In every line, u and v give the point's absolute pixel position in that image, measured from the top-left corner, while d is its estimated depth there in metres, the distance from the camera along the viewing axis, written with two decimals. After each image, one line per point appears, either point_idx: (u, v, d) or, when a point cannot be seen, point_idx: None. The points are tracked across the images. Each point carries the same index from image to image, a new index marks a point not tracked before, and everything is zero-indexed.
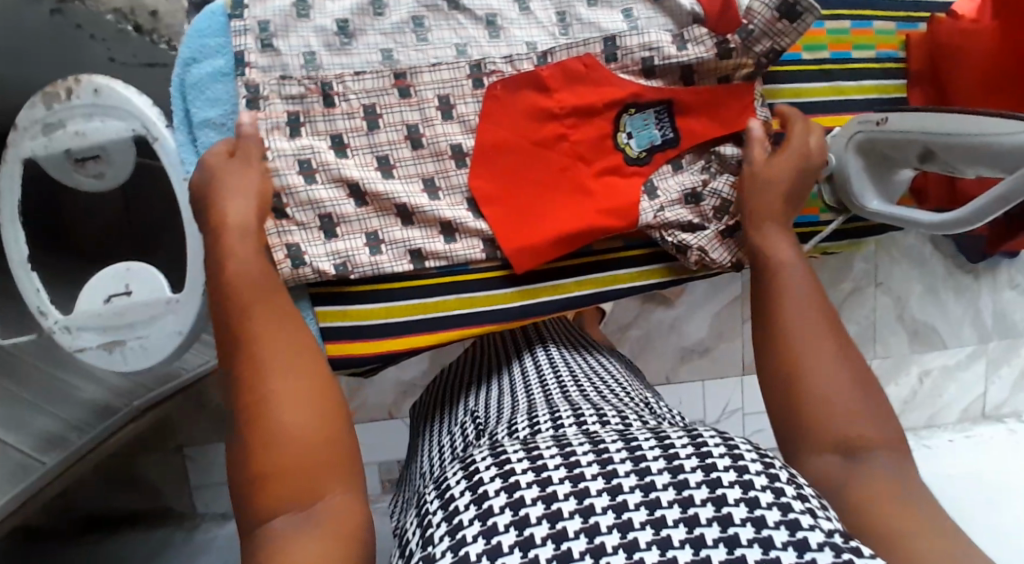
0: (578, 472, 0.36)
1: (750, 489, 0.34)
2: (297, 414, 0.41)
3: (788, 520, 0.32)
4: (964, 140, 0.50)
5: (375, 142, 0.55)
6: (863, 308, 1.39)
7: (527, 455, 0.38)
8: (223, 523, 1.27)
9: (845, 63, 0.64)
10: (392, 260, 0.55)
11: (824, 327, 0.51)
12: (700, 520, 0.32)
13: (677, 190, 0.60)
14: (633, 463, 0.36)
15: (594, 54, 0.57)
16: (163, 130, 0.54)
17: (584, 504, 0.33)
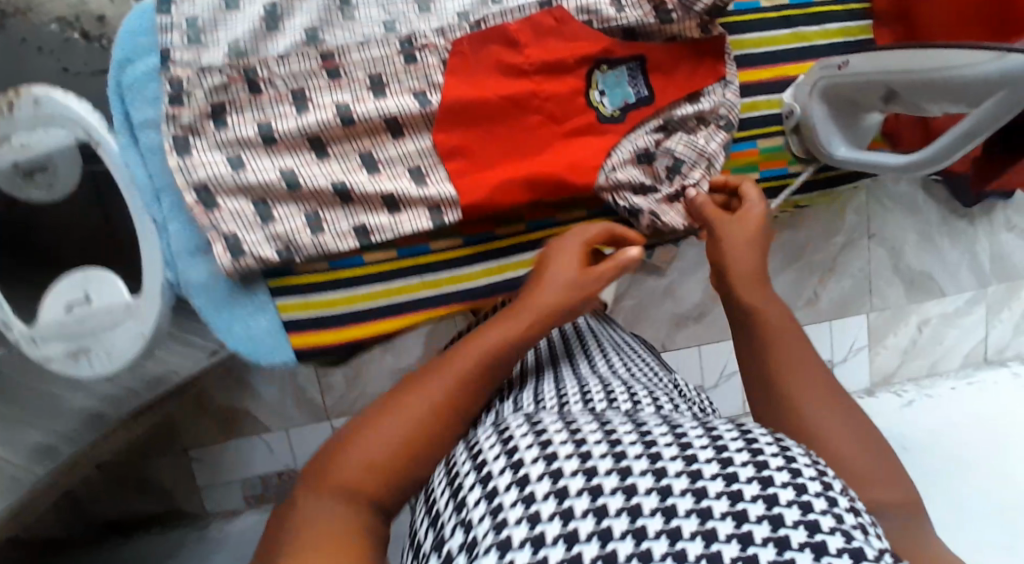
0: (623, 450, 0.33)
1: (807, 490, 0.30)
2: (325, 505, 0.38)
3: (853, 529, 0.28)
4: (923, 77, 0.48)
5: (303, 123, 0.53)
6: (857, 261, 1.37)
7: (562, 427, 0.36)
8: (233, 519, 1.30)
9: (807, 6, 0.62)
10: (336, 239, 0.54)
11: (830, 387, 0.45)
12: (748, 517, 0.28)
13: (629, 149, 0.58)
14: (647, 447, 0.33)
15: (565, 8, 0.56)
16: (106, 134, 0.52)
17: (629, 483, 0.30)
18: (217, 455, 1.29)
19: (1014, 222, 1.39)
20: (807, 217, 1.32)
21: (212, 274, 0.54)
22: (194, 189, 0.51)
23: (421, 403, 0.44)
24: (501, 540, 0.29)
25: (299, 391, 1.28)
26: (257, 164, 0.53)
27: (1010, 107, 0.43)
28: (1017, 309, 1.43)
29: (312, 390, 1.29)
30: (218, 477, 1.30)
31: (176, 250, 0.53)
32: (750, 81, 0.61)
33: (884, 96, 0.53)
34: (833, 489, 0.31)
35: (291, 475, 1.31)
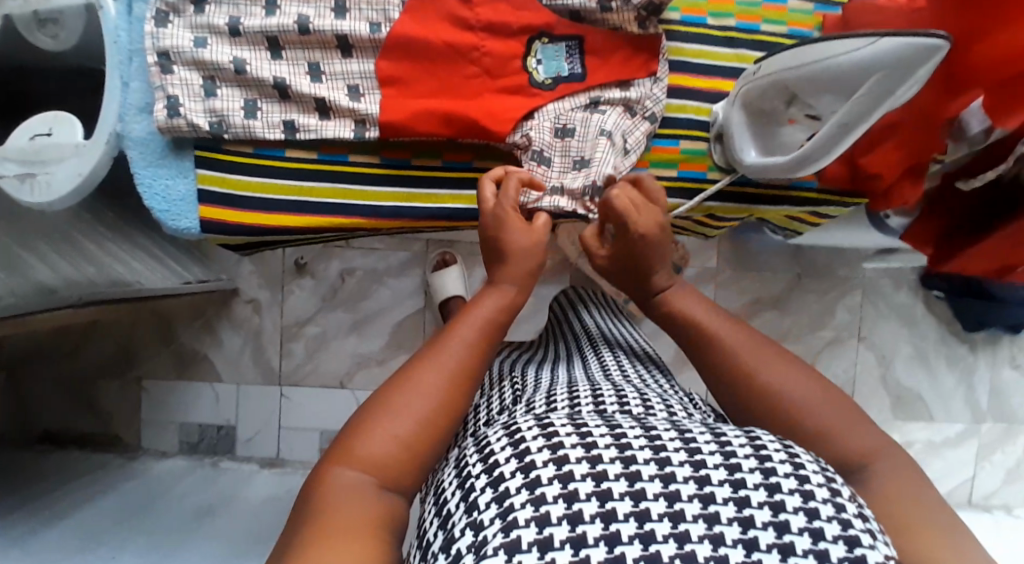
0: (595, 453, 0.40)
1: (740, 489, 0.38)
2: (349, 483, 0.43)
3: (777, 521, 0.36)
4: (807, 69, 0.50)
5: (265, 23, 0.58)
6: (842, 360, 1.32)
7: (543, 433, 0.42)
8: (160, 459, 1.29)
9: (753, 34, 0.67)
10: (265, 127, 0.60)
11: (769, 356, 0.51)
12: (684, 515, 0.36)
13: (549, 119, 0.63)
14: (657, 467, 0.39)
15: None
16: (108, 2, 0.58)
17: (601, 488, 0.38)
18: (168, 391, 1.32)
19: (1019, 359, 1.33)
20: (794, 302, 1.31)
21: (152, 131, 0.60)
22: (158, 54, 0.58)
23: (430, 380, 0.49)
24: (516, 553, 0.34)
25: (260, 349, 1.33)
26: (216, 48, 0.58)
27: (904, 81, 0.44)
28: (1011, 455, 1.33)
29: (272, 352, 1.33)
30: (162, 413, 1.32)
31: (132, 106, 0.60)
32: (682, 84, 0.65)
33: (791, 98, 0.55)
34: (770, 483, 0.38)
35: (228, 431, 1.33)
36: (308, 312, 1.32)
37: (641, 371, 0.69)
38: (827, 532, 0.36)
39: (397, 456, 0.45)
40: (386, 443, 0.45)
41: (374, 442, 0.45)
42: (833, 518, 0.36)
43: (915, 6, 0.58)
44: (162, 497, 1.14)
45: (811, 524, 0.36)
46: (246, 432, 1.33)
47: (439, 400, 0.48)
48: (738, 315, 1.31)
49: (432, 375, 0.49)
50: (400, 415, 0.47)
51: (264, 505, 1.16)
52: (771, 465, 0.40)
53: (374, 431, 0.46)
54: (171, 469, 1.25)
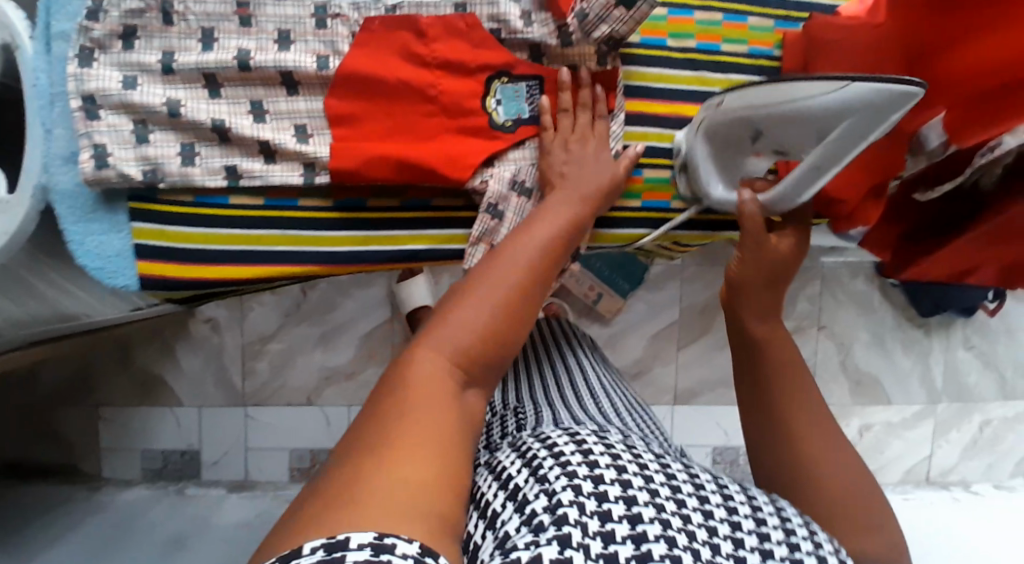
0: (626, 477, 0.46)
1: (727, 542, 0.44)
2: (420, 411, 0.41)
3: None
4: (779, 109, 0.50)
5: (202, 59, 0.54)
6: (805, 349, 1.34)
7: (562, 468, 0.46)
8: (124, 489, 1.25)
9: (713, 54, 0.65)
10: (204, 173, 0.55)
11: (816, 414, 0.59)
12: (691, 542, 0.43)
13: (508, 168, 0.61)
14: (659, 519, 0.43)
15: (477, 15, 0.58)
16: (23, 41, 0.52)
17: (605, 528, 0.41)
18: (128, 418, 1.28)
19: (972, 341, 1.38)
20: None
21: (79, 183, 0.54)
22: (82, 97, 0.52)
23: (484, 308, 0.48)
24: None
25: (221, 369, 1.28)
26: (148, 89, 0.54)
27: (877, 126, 0.45)
28: (965, 432, 1.39)
29: (234, 371, 1.29)
30: (122, 441, 1.28)
31: (55, 155, 0.54)
32: (641, 111, 0.64)
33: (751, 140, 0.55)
34: (767, 543, 0.46)
35: (193, 455, 1.29)
36: (270, 328, 1.28)
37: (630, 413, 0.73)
38: None
39: (476, 349, 0.47)
40: (475, 330, 0.47)
41: (467, 328, 0.47)
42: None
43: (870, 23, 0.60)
44: (128, 534, 1.10)
45: None
46: (212, 455, 1.29)
47: (523, 302, 0.50)
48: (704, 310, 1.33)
49: (523, 279, 0.51)
50: (491, 302, 0.48)
51: (236, 533, 1.13)
52: (772, 528, 0.48)
53: (470, 316, 0.47)
54: (133, 501, 1.21)
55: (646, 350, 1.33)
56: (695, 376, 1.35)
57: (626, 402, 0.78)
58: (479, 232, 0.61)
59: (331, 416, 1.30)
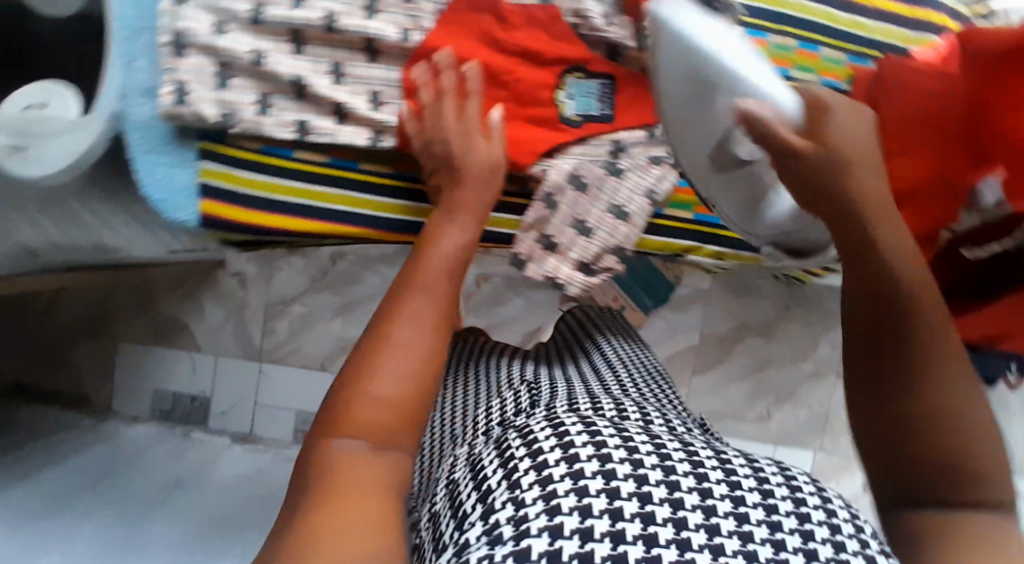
0: (606, 453, 0.42)
1: (745, 523, 0.38)
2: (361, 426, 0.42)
3: (774, 539, 0.38)
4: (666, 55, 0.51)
5: (292, 14, 0.55)
6: (819, 393, 1.34)
7: (558, 440, 0.44)
8: (131, 424, 1.27)
9: (785, 79, 0.64)
10: (275, 125, 0.57)
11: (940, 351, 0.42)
12: (689, 523, 0.38)
13: (568, 163, 0.61)
14: (667, 489, 0.40)
15: (560, 7, 0.58)
16: None
17: (613, 505, 0.38)
18: (145, 357, 1.30)
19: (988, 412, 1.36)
20: (779, 332, 1.33)
21: (154, 115, 0.57)
22: (173, 35, 0.54)
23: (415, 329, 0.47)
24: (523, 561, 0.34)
25: (242, 323, 1.30)
26: (235, 36, 0.55)
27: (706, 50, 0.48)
28: None
29: (254, 328, 1.30)
30: (135, 378, 1.30)
31: (134, 86, 0.57)
32: None
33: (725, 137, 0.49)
34: (800, 511, 0.40)
35: (202, 402, 1.31)
36: (295, 290, 1.30)
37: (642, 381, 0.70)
38: (820, 552, 0.37)
39: (407, 389, 0.45)
40: (399, 382, 0.45)
41: (380, 390, 0.44)
42: (858, 551, 0.39)
43: (945, 69, 0.57)
44: (127, 467, 1.12)
45: (804, 545, 0.38)
46: (220, 405, 1.32)
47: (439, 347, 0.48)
48: (722, 337, 1.33)
49: (430, 310, 0.49)
50: (402, 345, 0.46)
51: (234, 482, 1.15)
52: (801, 495, 0.42)
53: (378, 375, 0.44)
54: (139, 436, 1.23)
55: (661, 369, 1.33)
56: (706, 403, 1.34)
57: (638, 373, 0.72)
58: (532, 219, 0.62)
59: None
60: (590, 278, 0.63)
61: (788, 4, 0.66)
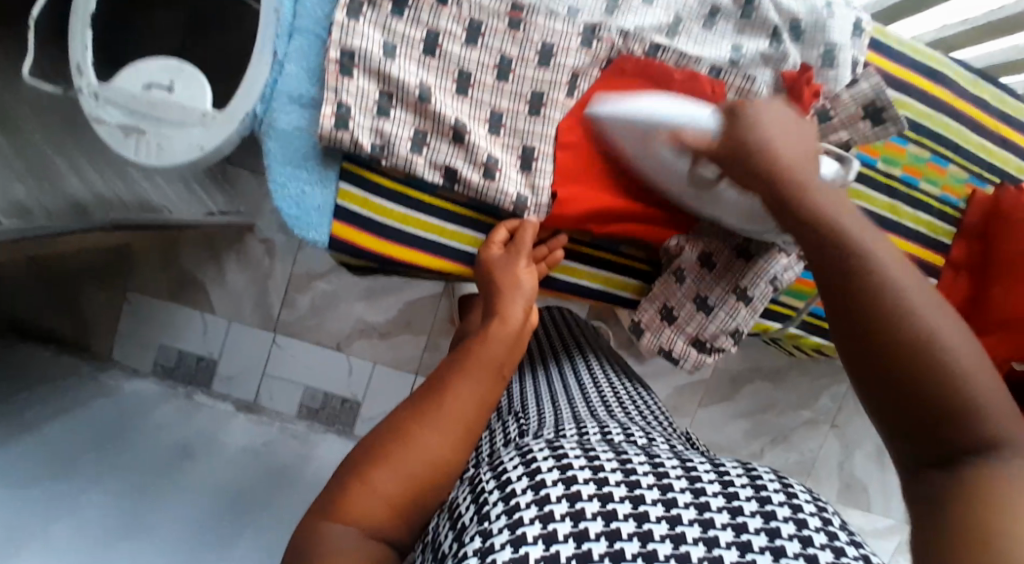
0: (571, 475, 0.38)
1: (710, 528, 0.35)
2: (370, 493, 0.37)
3: (739, 541, 0.34)
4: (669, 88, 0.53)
5: (466, 55, 0.55)
6: (812, 441, 1.41)
7: (523, 461, 0.40)
8: (131, 378, 1.20)
9: (912, 188, 0.68)
10: (425, 167, 0.56)
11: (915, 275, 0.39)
12: (649, 516, 0.35)
13: (698, 244, 0.63)
14: (627, 489, 0.37)
15: (726, 84, 0.59)
16: None
17: (575, 509, 0.35)
18: (156, 310, 1.26)
19: None
20: (786, 379, 1.38)
21: (300, 128, 0.54)
22: (342, 50, 0.52)
23: (451, 407, 0.43)
24: None
25: (263, 290, 1.26)
26: (404, 65, 0.54)
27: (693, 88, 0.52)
28: None
29: (275, 297, 1.26)
30: (143, 329, 1.27)
31: (283, 91, 0.53)
32: None
33: (687, 173, 0.53)
34: (765, 510, 0.36)
35: (209, 364, 1.28)
36: (323, 266, 1.26)
37: (642, 403, 0.66)
38: (788, 549, 0.34)
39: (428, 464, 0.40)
40: (420, 462, 0.39)
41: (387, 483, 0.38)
42: (826, 545, 0.35)
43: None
44: (132, 426, 1.02)
45: (772, 544, 0.34)
46: (229, 370, 1.29)
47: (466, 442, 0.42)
48: (735, 376, 1.36)
49: (458, 407, 0.43)
50: (424, 452, 0.40)
51: (243, 455, 1.07)
52: (766, 493, 0.38)
53: (385, 466, 0.39)
54: (141, 392, 1.17)
55: (672, 398, 1.36)
56: (706, 436, 1.39)
57: (625, 389, 0.68)
58: (657, 290, 0.65)
59: (354, 367, 1.29)
60: (702, 357, 0.66)
61: (936, 118, 0.67)
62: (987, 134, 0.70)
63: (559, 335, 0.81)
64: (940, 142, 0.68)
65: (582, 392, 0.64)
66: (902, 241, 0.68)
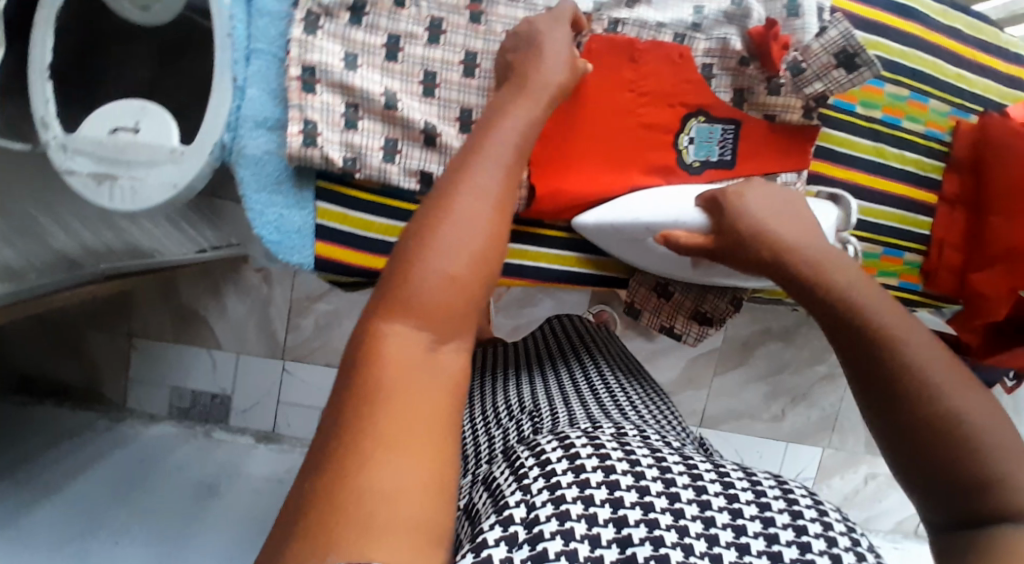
0: (610, 467, 0.36)
1: (743, 536, 0.33)
2: (427, 303, 0.33)
3: (771, 552, 0.32)
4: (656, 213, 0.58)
5: (429, 55, 0.55)
6: (832, 395, 1.40)
7: (561, 446, 0.39)
8: (148, 424, 1.20)
9: (895, 128, 0.67)
10: (400, 174, 0.56)
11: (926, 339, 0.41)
12: (689, 531, 0.33)
13: None
14: (665, 488, 0.35)
15: (692, 48, 0.60)
16: None
17: (618, 514, 0.33)
18: (163, 352, 1.27)
19: None
20: (798, 337, 1.37)
21: (271, 152, 0.54)
22: (302, 67, 0.52)
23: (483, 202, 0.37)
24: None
25: (265, 319, 1.26)
26: (367, 75, 0.54)
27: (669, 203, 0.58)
28: None
29: (279, 324, 1.26)
30: (153, 374, 1.27)
31: (249, 117, 0.53)
32: (818, 172, 0.66)
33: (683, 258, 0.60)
34: (796, 516, 0.34)
35: (224, 400, 1.28)
36: (322, 287, 1.25)
37: (654, 408, 0.64)
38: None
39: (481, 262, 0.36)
40: (454, 263, 0.35)
41: (429, 287, 0.34)
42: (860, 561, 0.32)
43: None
44: (157, 470, 1.02)
45: (803, 557, 0.32)
46: (243, 403, 1.29)
47: (504, 231, 0.37)
48: (747, 340, 1.36)
49: (485, 206, 0.37)
50: (454, 242, 0.35)
51: (268, 485, 1.08)
52: (798, 507, 0.35)
53: (433, 270, 0.34)
54: (160, 435, 1.17)
55: (685, 371, 1.35)
56: (725, 404, 1.38)
57: (637, 394, 0.66)
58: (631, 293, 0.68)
59: None
60: (705, 329, 0.68)
61: (911, 54, 0.66)
62: (965, 64, 0.69)
63: (566, 340, 0.79)
64: (918, 78, 0.67)
65: (594, 396, 0.61)
66: (895, 185, 0.68)
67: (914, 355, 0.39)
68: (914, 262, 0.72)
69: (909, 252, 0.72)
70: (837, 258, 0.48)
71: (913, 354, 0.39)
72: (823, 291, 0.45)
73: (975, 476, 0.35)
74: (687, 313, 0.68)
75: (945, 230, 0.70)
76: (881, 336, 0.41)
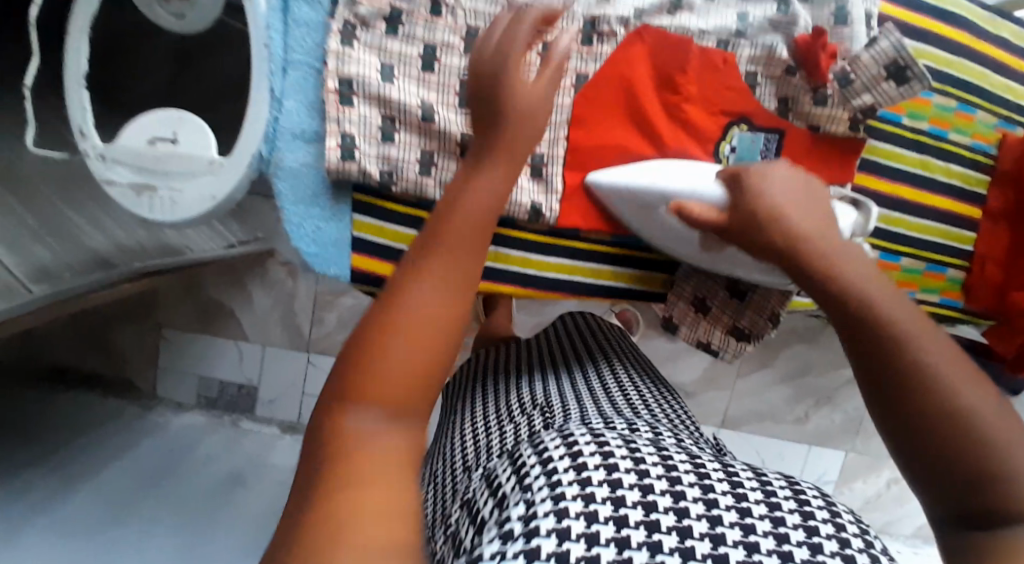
0: (613, 462, 0.37)
1: (750, 532, 0.33)
2: (415, 333, 0.34)
3: (781, 550, 0.32)
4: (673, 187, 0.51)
5: (465, 65, 0.54)
6: (857, 399, 1.38)
7: (564, 443, 0.39)
8: (176, 412, 1.23)
9: (941, 140, 0.65)
10: (436, 186, 0.55)
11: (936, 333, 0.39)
12: (692, 531, 0.33)
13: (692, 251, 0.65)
14: (669, 484, 0.36)
15: (739, 54, 0.58)
16: None
17: (619, 512, 0.33)
18: (190, 342, 1.29)
19: None
20: (823, 340, 1.35)
21: (308, 163, 0.54)
22: (340, 80, 0.51)
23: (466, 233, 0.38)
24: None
25: (290, 312, 1.27)
26: (403, 86, 0.53)
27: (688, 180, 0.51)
28: None
29: (303, 318, 1.27)
30: (181, 363, 1.29)
31: (287, 128, 0.53)
32: (862, 186, 0.64)
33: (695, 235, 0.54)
34: (805, 518, 0.35)
35: (250, 391, 1.30)
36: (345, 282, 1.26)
37: (667, 407, 0.63)
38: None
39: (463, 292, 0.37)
40: (436, 295, 0.36)
41: (394, 363, 0.33)
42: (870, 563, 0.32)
43: None
44: (186, 460, 1.04)
45: (812, 556, 0.32)
46: (268, 393, 1.30)
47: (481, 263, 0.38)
48: (772, 342, 1.34)
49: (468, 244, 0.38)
50: (439, 278, 0.36)
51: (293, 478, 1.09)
52: (808, 508, 0.36)
53: (420, 300, 0.35)
54: (188, 425, 1.19)
55: (707, 371, 1.34)
56: (747, 404, 1.37)
57: (649, 391, 0.65)
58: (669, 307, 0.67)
59: None
60: (743, 346, 0.66)
61: (961, 64, 0.64)
62: (1014, 75, 0.66)
63: (582, 338, 0.79)
64: (967, 89, 0.64)
65: (606, 395, 0.61)
66: (939, 199, 0.66)
67: (934, 362, 0.37)
68: (955, 279, 0.70)
69: (951, 268, 0.70)
70: (845, 247, 0.45)
71: (925, 353, 0.38)
72: (831, 290, 0.43)
73: (975, 471, 0.34)
74: (724, 331, 0.67)
75: (989, 247, 0.68)
76: (893, 344, 0.39)
